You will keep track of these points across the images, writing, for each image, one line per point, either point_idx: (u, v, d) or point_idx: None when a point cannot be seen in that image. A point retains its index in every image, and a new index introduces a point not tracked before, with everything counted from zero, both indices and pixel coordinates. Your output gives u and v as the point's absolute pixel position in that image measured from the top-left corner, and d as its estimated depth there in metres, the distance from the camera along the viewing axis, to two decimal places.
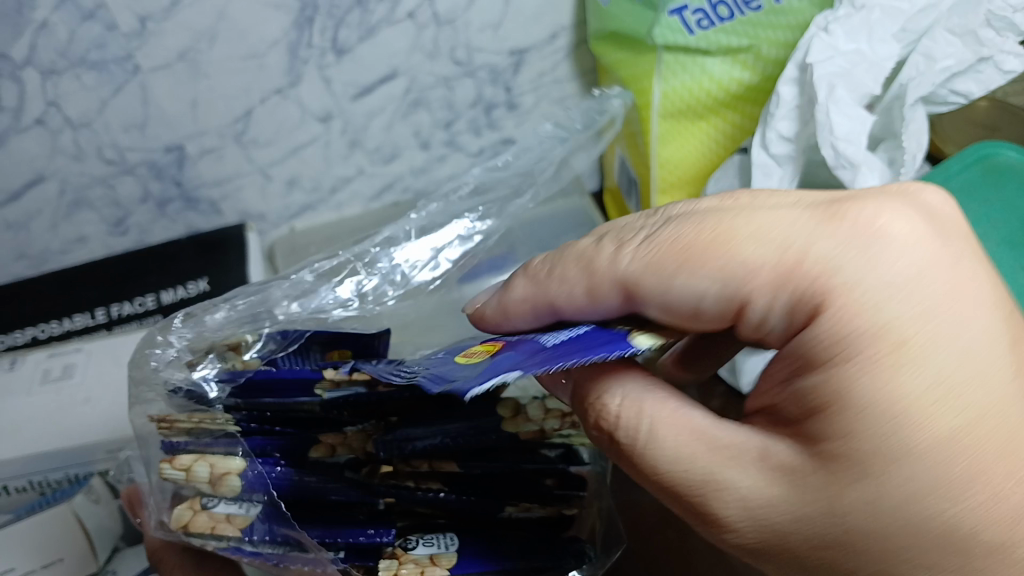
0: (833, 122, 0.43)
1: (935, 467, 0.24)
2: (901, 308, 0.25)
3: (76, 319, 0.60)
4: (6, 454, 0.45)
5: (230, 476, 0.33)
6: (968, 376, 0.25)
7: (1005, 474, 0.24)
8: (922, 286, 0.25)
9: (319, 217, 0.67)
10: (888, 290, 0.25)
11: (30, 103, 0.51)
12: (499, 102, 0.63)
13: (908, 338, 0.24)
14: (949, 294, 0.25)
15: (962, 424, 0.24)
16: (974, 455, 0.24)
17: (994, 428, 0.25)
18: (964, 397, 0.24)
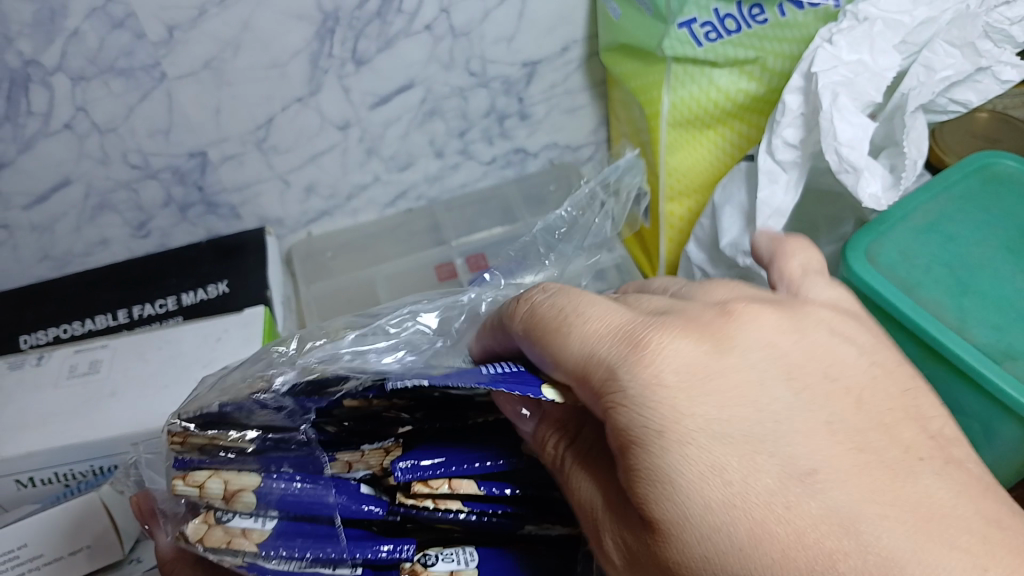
0: (837, 129, 0.45)
1: (694, 518, 0.26)
2: (643, 377, 0.28)
3: (98, 320, 0.61)
4: (34, 446, 0.46)
5: (245, 493, 0.32)
6: (720, 435, 0.27)
7: (766, 526, 0.26)
8: (674, 362, 0.28)
9: (334, 223, 0.69)
10: (640, 366, 0.28)
11: (60, 109, 0.53)
12: (512, 112, 0.65)
13: (649, 402, 0.28)
14: (701, 371, 0.28)
15: (716, 474, 0.26)
16: (732, 507, 0.26)
17: (750, 482, 0.26)
18: (716, 454, 0.27)
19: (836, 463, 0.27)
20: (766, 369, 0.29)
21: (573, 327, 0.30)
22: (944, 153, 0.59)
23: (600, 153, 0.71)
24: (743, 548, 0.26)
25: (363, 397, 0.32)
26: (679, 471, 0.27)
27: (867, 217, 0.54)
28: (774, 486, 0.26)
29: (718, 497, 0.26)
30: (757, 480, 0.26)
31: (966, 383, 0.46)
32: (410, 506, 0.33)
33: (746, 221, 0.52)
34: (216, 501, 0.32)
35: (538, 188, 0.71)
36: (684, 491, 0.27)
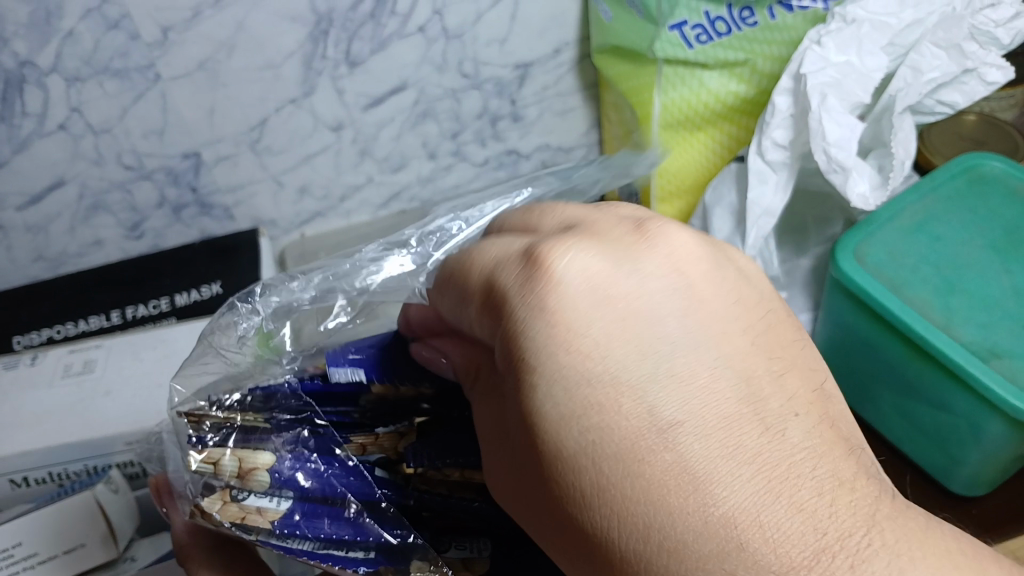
0: (825, 129, 0.45)
1: (571, 477, 0.28)
2: (540, 334, 0.30)
3: (91, 321, 0.61)
4: (27, 444, 0.46)
5: (258, 471, 0.34)
6: (601, 384, 0.29)
7: (630, 479, 0.27)
8: (571, 317, 0.30)
9: (327, 224, 0.69)
10: (545, 320, 0.30)
11: (54, 110, 0.53)
12: (504, 114, 0.65)
13: (535, 362, 0.29)
14: (599, 329, 0.30)
15: (589, 433, 0.28)
16: (602, 464, 0.28)
17: (620, 438, 0.28)
18: (601, 404, 0.28)
19: (702, 416, 0.28)
20: (666, 322, 0.30)
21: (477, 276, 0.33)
22: (931, 155, 0.60)
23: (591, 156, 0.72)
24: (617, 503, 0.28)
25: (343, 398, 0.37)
26: (550, 406, 0.29)
27: (856, 217, 0.55)
28: (629, 430, 0.28)
29: (578, 440, 0.28)
30: (621, 420, 0.28)
31: (954, 381, 0.47)
32: (422, 492, 0.36)
33: (736, 221, 0.53)
34: (229, 480, 0.34)
35: None
36: (558, 427, 0.29)
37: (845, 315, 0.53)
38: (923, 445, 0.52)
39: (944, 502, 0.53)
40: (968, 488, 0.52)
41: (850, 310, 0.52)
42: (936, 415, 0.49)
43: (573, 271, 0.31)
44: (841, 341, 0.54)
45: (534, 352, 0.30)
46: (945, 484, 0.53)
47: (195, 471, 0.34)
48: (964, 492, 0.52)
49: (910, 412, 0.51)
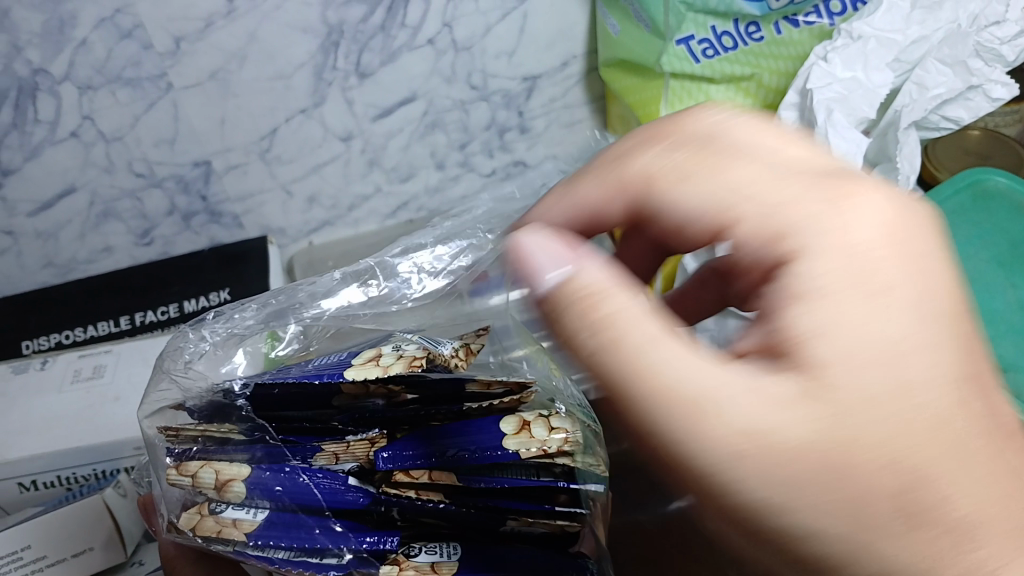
0: (831, 144, 0.46)
1: (815, 430, 0.25)
2: (812, 271, 0.26)
3: (100, 327, 0.62)
4: (36, 449, 0.47)
5: (234, 483, 0.33)
6: (880, 334, 0.25)
7: (902, 439, 0.25)
8: (859, 250, 0.26)
9: (335, 233, 0.70)
10: (847, 251, 0.26)
11: (66, 117, 0.54)
12: (512, 125, 0.66)
13: (886, 296, 0.26)
14: (888, 258, 0.26)
15: (851, 382, 0.25)
16: (867, 421, 0.25)
17: (914, 417, 0.25)
18: (861, 358, 0.25)
19: (975, 372, 0.26)
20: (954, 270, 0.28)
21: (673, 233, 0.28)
22: (936, 169, 0.60)
23: None
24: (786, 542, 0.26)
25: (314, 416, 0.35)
26: (823, 355, 0.25)
27: None
28: (914, 375, 0.25)
29: (855, 392, 0.25)
30: (914, 369, 0.25)
31: None
32: (392, 495, 0.33)
33: None
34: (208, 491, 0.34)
35: None
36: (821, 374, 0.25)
37: None
38: None
39: None
40: None
41: None
42: None
43: (866, 218, 0.27)
44: None
45: (808, 285, 0.26)
46: None
47: (175, 483, 0.34)
48: None
49: None
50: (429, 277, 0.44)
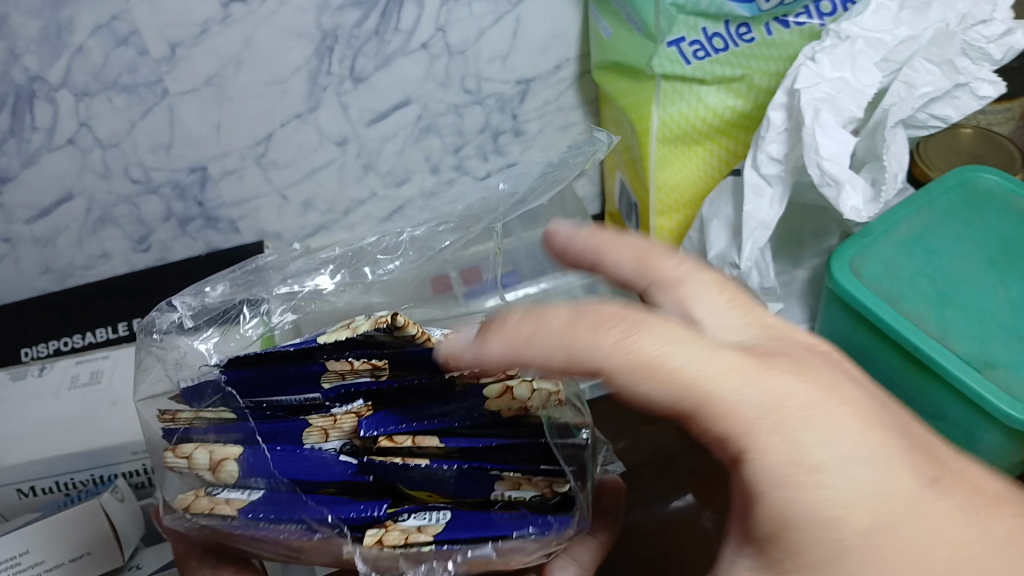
0: (818, 143, 0.46)
1: (859, 556, 0.27)
2: (781, 409, 0.27)
3: (98, 333, 0.64)
4: (34, 454, 0.47)
5: (227, 463, 0.35)
6: (841, 474, 0.27)
7: (909, 550, 0.27)
8: (787, 419, 0.27)
9: (331, 237, 0.70)
10: (774, 425, 0.27)
11: (63, 124, 0.54)
12: (506, 129, 0.66)
13: (807, 410, 0.27)
14: (813, 413, 0.27)
15: (840, 509, 0.27)
16: (876, 548, 0.27)
17: (895, 522, 0.27)
18: (842, 498, 0.27)
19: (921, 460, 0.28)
20: (846, 392, 0.29)
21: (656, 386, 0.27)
22: (927, 167, 0.61)
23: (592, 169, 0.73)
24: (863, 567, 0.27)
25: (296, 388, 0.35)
26: (897, 486, 0.27)
27: (852, 229, 0.56)
28: (883, 488, 0.27)
29: (857, 522, 0.27)
30: (883, 489, 0.27)
31: (948, 390, 0.47)
32: (379, 460, 0.33)
33: (733, 234, 0.53)
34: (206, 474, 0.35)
35: None
36: (820, 522, 0.27)
37: (841, 325, 0.53)
38: None
39: None
40: None
41: (847, 321, 0.53)
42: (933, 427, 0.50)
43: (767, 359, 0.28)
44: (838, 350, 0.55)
45: (793, 420, 0.27)
46: None
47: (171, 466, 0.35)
48: None
49: None
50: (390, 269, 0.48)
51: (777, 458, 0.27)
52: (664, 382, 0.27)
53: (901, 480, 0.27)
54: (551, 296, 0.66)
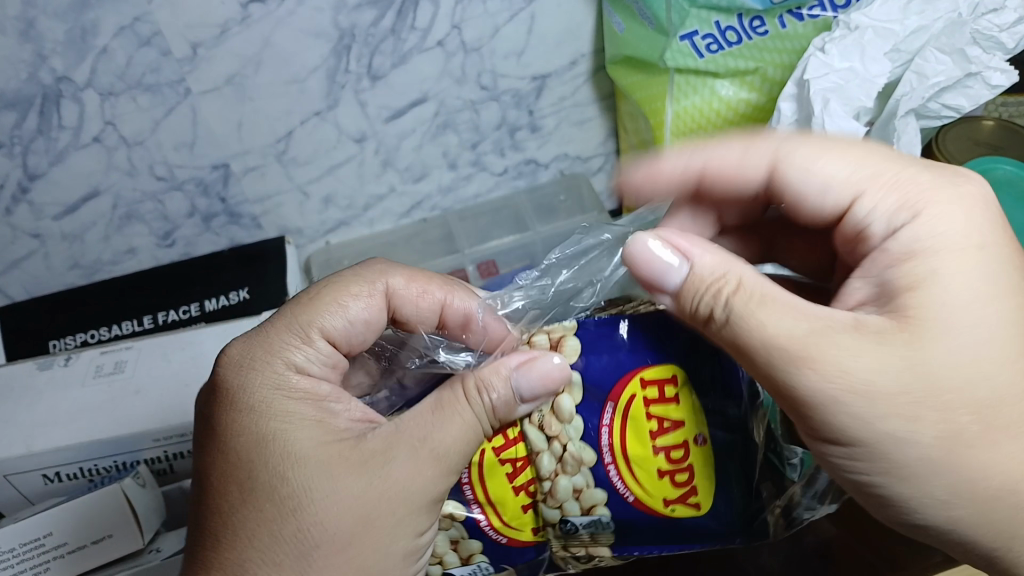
0: (828, 134, 0.46)
1: (978, 345, 0.33)
2: (969, 230, 0.34)
3: (124, 326, 0.65)
4: (60, 441, 0.48)
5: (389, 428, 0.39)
6: (987, 288, 0.33)
7: (1019, 371, 0.33)
8: (982, 236, 0.34)
9: (352, 232, 0.71)
10: (966, 231, 0.34)
11: (90, 123, 0.56)
12: (522, 124, 0.67)
13: (980, 247, 0.34)
14: (988, 229, 0.34)
15: (982, 314, 0.33)
16: (989, 350, 0.33)
17: (1005, 339, 0.33)
18: (986, 303, 0.33)
19: None
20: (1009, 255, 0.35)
21: (836, 176, 0.38)
22: (945, 159, 0.60)
23: (610, 164, 0.73)
24: (966, 348, 0.33)
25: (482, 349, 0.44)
26: (1022, 319, 0.34)
27: None
28: (1005, 317, 0.33)
29: (983, 323, 0.33)
30: (1010, 320, 0.33)
31: None
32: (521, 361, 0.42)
33: None
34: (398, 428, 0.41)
35: (548, 198, 0.73)
36: (983, 309, 0.33)
37: None
38: None
39: None
40: None
41: None
42: None
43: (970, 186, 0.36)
44: None
45: (970, 237, 0.34)
46: None
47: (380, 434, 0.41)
48: None
49: None
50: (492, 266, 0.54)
51: (938, 231, 0.34)
52: (847, 162, 0.38)
53: (1009, 312, 0.33)
54: None
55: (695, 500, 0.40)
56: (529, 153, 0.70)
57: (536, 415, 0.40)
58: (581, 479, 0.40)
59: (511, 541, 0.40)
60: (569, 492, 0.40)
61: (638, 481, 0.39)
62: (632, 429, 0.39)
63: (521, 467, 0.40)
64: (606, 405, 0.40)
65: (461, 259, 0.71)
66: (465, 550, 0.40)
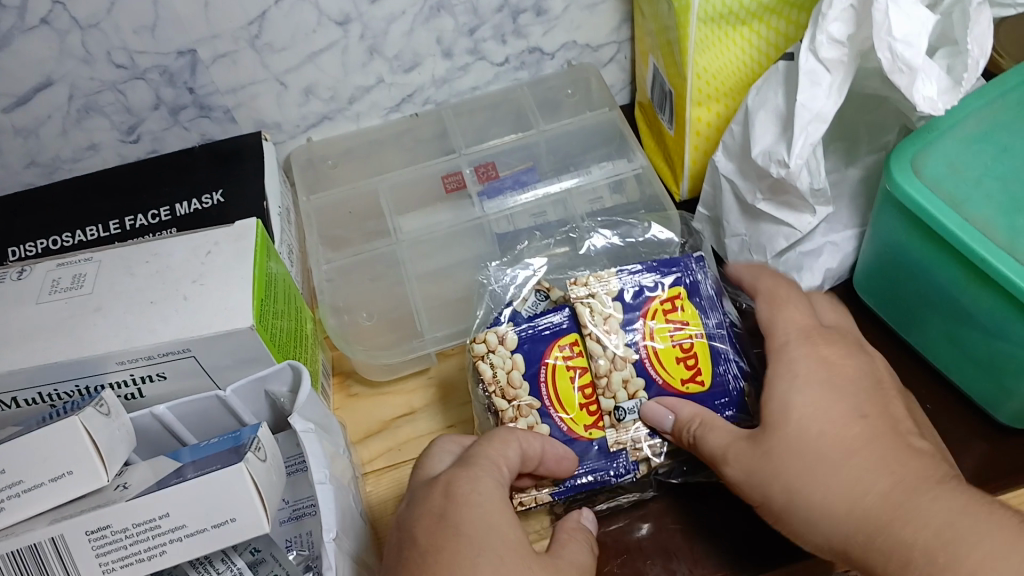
0: (892, 22, 0.39)
1: (821, 434, 0.39)
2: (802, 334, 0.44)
3: (88, 231, 0.57)
4: (13, 365, 0.43)
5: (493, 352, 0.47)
6: (822, 395, 0.41)
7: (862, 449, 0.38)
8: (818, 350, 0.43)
9: (337, 128, 0.64)
10: (806, 347, 0.43)
11: (35, 1, 0.49)
12: (527, 7, 0.59)
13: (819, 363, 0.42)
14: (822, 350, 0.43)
15: (817, 418, 0.40)
16: (831, 432, 0.39)
17: (844, 429, 0.39)
18: (818, 405, 0.40)
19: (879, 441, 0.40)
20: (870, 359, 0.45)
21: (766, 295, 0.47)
22: (1001, 56, 0.54)
23: (622, 54, 0.66)
24: (812, 433, 0.39)
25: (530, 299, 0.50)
26: (855, 411, 0.40)
27: (913, 124, 0.49)
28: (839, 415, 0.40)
29: (815, 423, 0.40)
30: (843, 415, 0.40)
31: (1017, 310, 0.42)
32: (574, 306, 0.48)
33: (783, 128, 0.46)
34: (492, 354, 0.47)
35: (553, 92, 0.67)
36: (816, 414, 0.40)
37: (895, 231, 0.48)
38: (973, 375, 0.48)
39: (991, 439, 0.48)
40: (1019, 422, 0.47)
41: (901, 226, 0.47)
42: (991, 344, 0.45)
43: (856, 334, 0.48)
44: (887, 259, 0.50)
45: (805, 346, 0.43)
46: (991, 415, 0.49)
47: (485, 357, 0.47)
48: (1010, 424, 0.48)
49: (961, 340, 0.47)
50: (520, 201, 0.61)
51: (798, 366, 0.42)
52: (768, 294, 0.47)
53: (843, 410, 0.40)
54: (573, 197, 0.61)
55: (702, 377, 0.46)
56: (534, 40, 0.62)
57: (592, 330, 0.46)
58: (627, 371, 0.46)
59: (574, 432, 0.46)
60: (620, 384, 0.46)
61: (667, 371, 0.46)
62: (657, 330, 0.47)
63: (580, 373, 0.47)
64: (642, 318, 0.47)
65: (457, 161, 0.64)
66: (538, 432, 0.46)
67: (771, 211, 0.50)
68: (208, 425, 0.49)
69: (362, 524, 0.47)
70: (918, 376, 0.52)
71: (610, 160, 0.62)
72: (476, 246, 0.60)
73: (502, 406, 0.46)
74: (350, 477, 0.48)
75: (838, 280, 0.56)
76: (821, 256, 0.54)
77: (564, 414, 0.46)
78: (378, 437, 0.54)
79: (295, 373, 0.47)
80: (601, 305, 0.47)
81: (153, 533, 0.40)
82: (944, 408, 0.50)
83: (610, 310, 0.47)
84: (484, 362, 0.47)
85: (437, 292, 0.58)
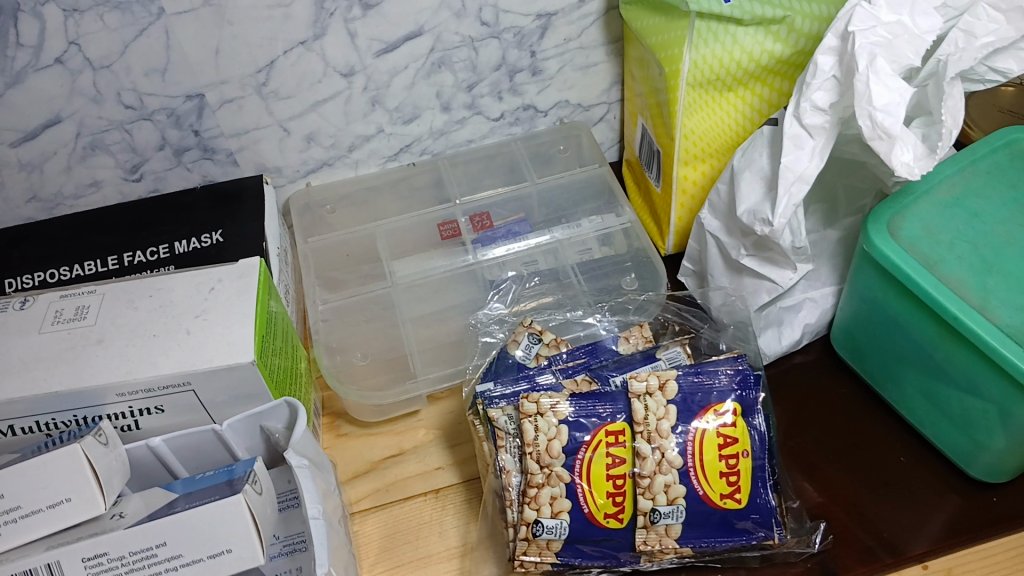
0: (872, 92, 0.42)
1: None
2: None
3: (86, 266, 0.57)
4: (13, 393, 0.44)
5: (540, 416, 0.46)
6: None
7: None
8: None
9: (335, 174, 0.66)
10: None
11: (51, 42, 0.51)
12: (523, 66, 0.62)
13: None
14: None
15: None
16: None
17: None
18: None
19: None
20: None
21: None
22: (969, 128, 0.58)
23: (613, 114, 0.69)
24: None
25: (531, 348, 0.52)
26: None
27: (889, 188, 0.53)
28: None
29: None
30: None
31: (989, 365, 0.44)
32: (633, 398, 0.46)
33: (768, 188, 0.48)
34: (537, 419, 0.46)
35: (545, 147, 0.69)
36: None
37: (873, 289, 0.50)
38: (947, 430, 0.50)
39: (965, 492, 0.50)
40: (989, 475, 0.49)
41: (879, 284, 0.50)
42: (964, 400, 0.47)
43: None
44: (866, 317, 0.52)
45: None
46: (965, 470, 0.50)
47: (530, 419, 0.46)
48: (983, 478, 0.50)
49: (935, 395, 0.49)
50: (512, 250, 0.63)
51: None
52: None
53: None
54: (563, 247, 0.63)
55: (739, 495, 0.46)
56: (529, 97, 0.65)
57: (644, 430, 0.46)
58: (670, 476, 0.45)
59: (595, 517, 0.45)
60: (661, 487, 0.45)
61: (710, 484, 0.45)
62: (708, 440, 0.45)
63: (619, 463, 0.45)
64: (702, 413, 0.46)
65: (452, 210, 0.66)
66: (559, 504, 0.45)
67: (755, 266, 0.52)
68: (202, 459, 0.49)
69: (350, 559, 0.47)
70: (894, 432, 0.54)
71: (602, 214, 0.65)
72: (471, 290, 0.61)
73: (532, 469, 0.45)
74: (341, 516, 0.49)
75: (817, 335, 0.59)
76: (800, 312, 0.56)
77: (592, 496, 0.45)
78: (368, 477, 0.54)
79: (292, 411, 0.48)
80: (658, 405, 0.46)
81: (148, 562, 0.40)
82: (920, 461, 0.52)
83: (665, 410, 0.46)
84: (528, 424, 0.46)
85: (431, 335, 0.59)
